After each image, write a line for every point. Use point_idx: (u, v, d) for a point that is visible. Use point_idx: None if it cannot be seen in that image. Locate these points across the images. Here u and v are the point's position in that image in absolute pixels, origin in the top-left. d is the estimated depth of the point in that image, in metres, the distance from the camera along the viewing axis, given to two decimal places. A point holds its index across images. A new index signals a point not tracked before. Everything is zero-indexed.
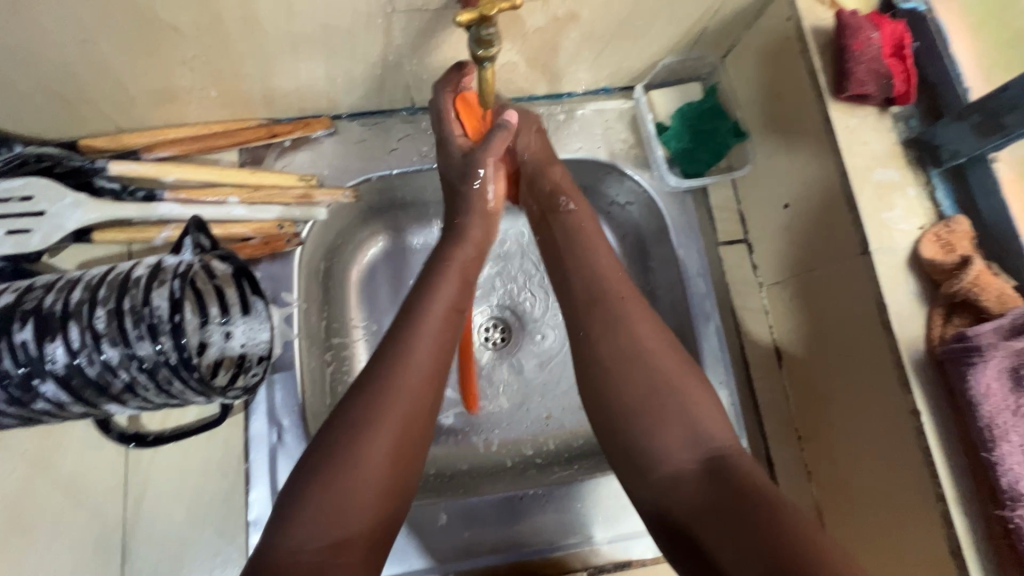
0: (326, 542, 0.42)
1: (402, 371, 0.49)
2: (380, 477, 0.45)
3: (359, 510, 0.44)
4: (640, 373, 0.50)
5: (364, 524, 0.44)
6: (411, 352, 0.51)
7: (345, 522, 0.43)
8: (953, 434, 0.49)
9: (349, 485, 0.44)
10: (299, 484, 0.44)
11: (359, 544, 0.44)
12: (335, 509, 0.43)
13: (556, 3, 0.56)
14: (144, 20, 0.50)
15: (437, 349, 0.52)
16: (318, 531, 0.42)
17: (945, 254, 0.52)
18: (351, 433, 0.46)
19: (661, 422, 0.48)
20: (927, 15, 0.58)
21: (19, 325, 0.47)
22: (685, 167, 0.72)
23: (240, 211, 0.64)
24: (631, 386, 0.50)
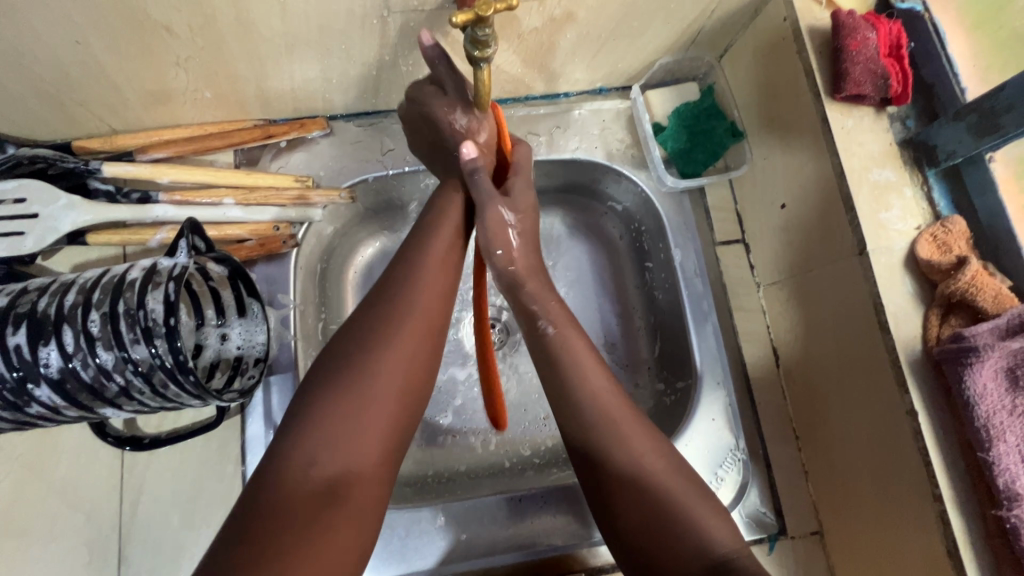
0: (338, 461, 0.43)
1: (409, 294, 0.51)
2: (392, 397, 0.46)
3: (371, 431, 0.45)
4: (643, 498, 0.46)
5: (376, 448, 0.45)
6: (414, 285, 0.52)
7: (358, 442, 0.44)
8: (950, 434, 0.49)
9: (361, 402, 0.45)
10: (305, 406, 0.45)
11: (370, 463, 0.44)
12: (346, 428, 0.44)
13: (552, 3, 0.55)
14: (137, 22, 0.50)
15: (440, 286, 0.53)
16: (326, 448, 0.43)
17: (942, 254, 0.52)
18: (358, 358, 0.47)
19: (667, 543, 0.44)
20: (923, 15, 0.58)
21: (13, 329, 0.47)
22: (683, 167, 0.71)
23: (236, 213, 0.64)
24: (633, 514, 0.46)
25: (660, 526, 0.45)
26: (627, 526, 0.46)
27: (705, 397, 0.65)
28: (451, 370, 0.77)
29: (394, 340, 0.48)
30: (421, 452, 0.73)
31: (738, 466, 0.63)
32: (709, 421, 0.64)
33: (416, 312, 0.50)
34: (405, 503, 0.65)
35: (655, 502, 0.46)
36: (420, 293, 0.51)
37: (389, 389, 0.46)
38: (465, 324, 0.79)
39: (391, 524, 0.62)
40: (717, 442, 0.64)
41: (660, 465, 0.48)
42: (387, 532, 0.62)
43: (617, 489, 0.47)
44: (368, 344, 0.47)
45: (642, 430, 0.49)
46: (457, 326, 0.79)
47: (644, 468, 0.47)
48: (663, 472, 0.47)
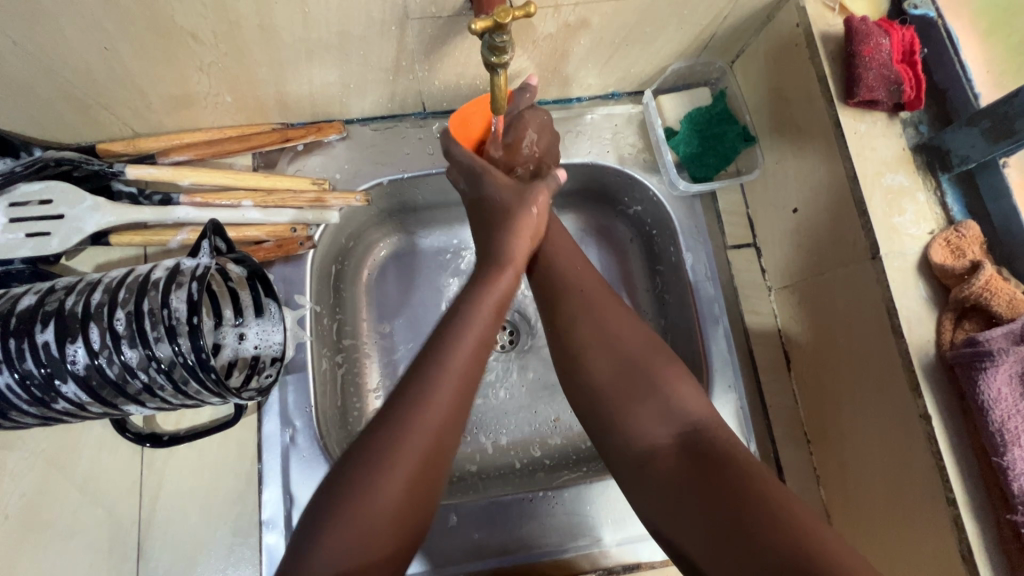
0: (346, 573, 0.42)
1: (426, 403, 0.47)
2: (398, 505, 0.44)
3: (379, 539, 0.44)
4: (612, 353, 0.52)
5: (383, 554, 0.44)
6: (438, 378, 0.48)
7: (367, 550, 0.43)
8: (963, 439, 0.49)
9: (370, 512, 0.43)
10: (319, 518, 0.44)
11: (378, 571, 0.43)
12: (356, 539, 0.43)
13: (567, 10, 0.56)
14: (163, 28, 0.51)
15: (465, 380, 0.50)
16: (334, 567, 0.42)
17: (955, 259, 0.52)
18: (377, 466, 0.44)
19: (640, 402, 0.50)
20: (936, 21, 0.59)
21: (41, 326, 0.48)
22: (695, 172, 0.72)
23: (254, 215, 0.65)
24: (605, 368, 0.52)
25: (632, 383, 0.51)
26: (600, 377, 0.52)
27: (716, 400, 0.66)
28: None
29: (405, 455, 0.45)
30: None
31: None
32: None
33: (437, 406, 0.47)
34: None
35: (622, 362, 0.52)
36: (445, 382, 0.48)
37: (396, 501, 0.44)
38: None
39: None
40: None
41: (625, 330, 0.53)
42: None
43: (586, 346, 0.53)
44: (383, 449, 0.45)
45: (613, 305, 0.55)
46: None
47: (612, 332, 0.53)
48: (626, 333, 0.53)
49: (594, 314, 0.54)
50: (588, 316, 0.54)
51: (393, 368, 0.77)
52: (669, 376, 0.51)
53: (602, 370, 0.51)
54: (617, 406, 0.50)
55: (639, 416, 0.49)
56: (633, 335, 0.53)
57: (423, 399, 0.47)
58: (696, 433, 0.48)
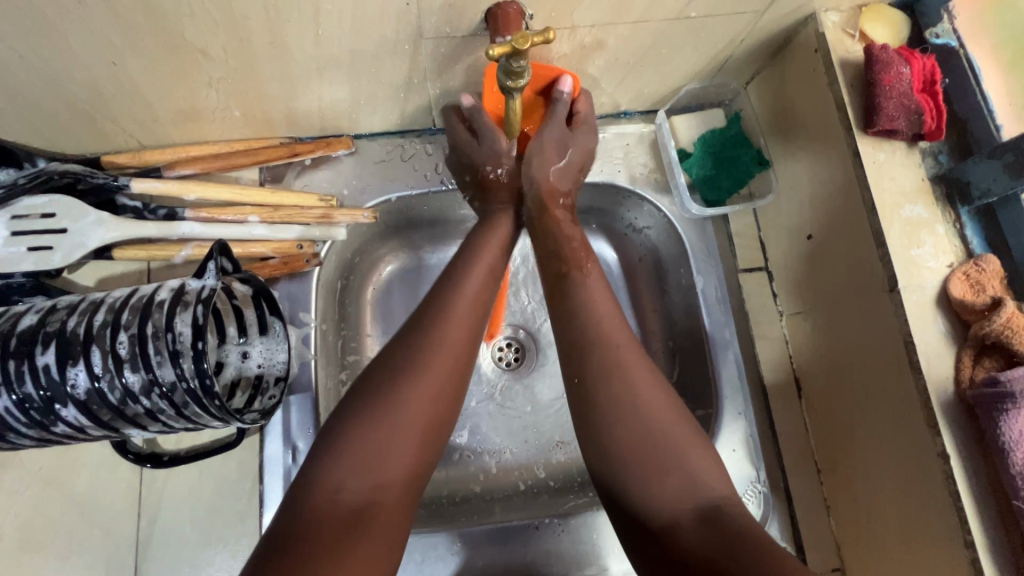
0: (365, 486, 0.45)
1: (439, 333, 0.52)
2: (413, 429, 0.48)
3: (395, 461, 0.47)
4: (633, 418, 0.51)
5: (400, 475, 0.47)
6: (442, 321, 0.53)
7: (383, 469, 0.46)
8: (982, 480, 0.48)
9: (388, 431, 0.47)
10: (340, 428, 0.48)
11: (396, 490, 0.47)
12: (372, 456, 0.46)
13: (583, 31, 0.55)
14: (172, 44, 0.50)
15: (468, 329, 0.54)
16: (353, 475, 0.45)
17: (975, 294, 0.51)
18: (389, 388, 0.49)
19: (657, 467, 0.49)
20: (958, 50, 0.58)
21: (41, 348, 0.47)
22: (707, 194, 0.71)
23: (260, 230, 0.64)
24: (627, 435, 0.50)
25: (651, 453, 0.49)
26: (621, 443, 0.50)
27: (725, 426, 0.65)
28: (468, 389, 0.77)
29: (419, 379, 0.50)
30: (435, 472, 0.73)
31: (758, 498, 0.63)
32: (730, 452, 0.64)
33: (445, 351, 0.52)
34: (420, 527, 0.65)
35: (644, 429, 0.50)
36: (452, 322, 0.53)
37: (412, 422, 0.48)
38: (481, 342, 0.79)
39: (406, 548, 0.62)
40: (737, 472, 0.63)
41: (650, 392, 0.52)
42: (403, 556, 0.62)
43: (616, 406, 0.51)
44: (398, 375, 0.50)
45: (638, 360, 0.54)
46: None
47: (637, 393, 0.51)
48: (652, 395, 0.52)
49: (616, 369, 0.53)
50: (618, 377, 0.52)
51: (391, 321, 0.78)
52: (688, 450, 0.50)
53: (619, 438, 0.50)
54: (638, 472, 0.49)
55: (658, 478, 0.49)
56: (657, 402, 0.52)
57: (431, 336, 0.52)
58: (715, 512, 0.47)
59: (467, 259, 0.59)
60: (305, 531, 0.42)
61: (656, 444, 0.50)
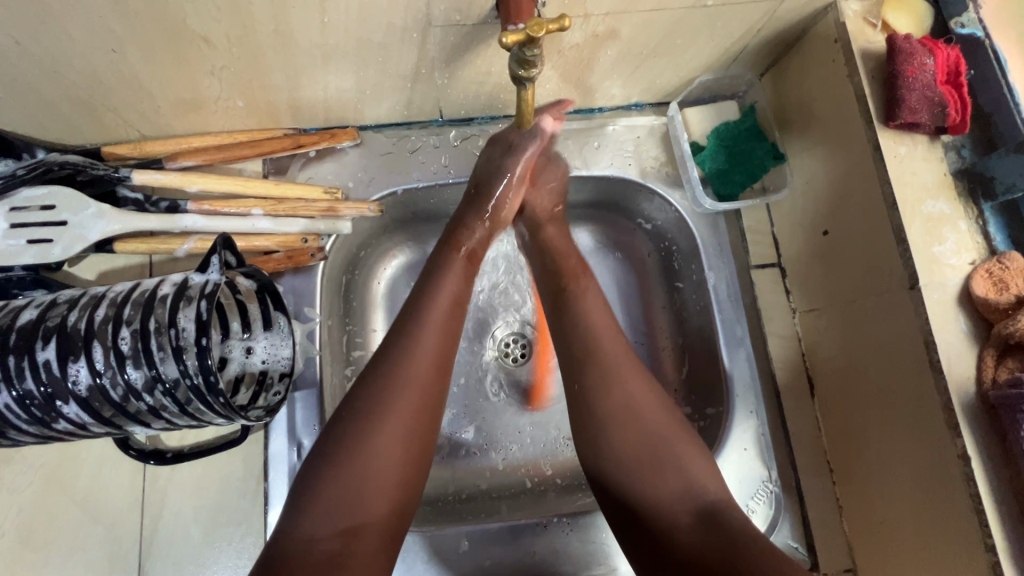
0: (338, 530, 0.44)
1: (406, 364, 0.50)
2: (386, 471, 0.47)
3: (372, 501, 0.46)
4: (625, 415, 0.51)
5: (377, 517, 0.46)
6: (409, 355, 0.51)
7: (360, 514, 0.45)
8: (1004, 484, 0.47)
9: (361, 474, 0.46)
10: (313, 474, 0.46)
11: (374, 532, 0.46)
12: (347, 499, 0.45)
13: (596, 20, 0.54)
14: (174, 30, 0.48)
15: (437, 361, 0.52)
16: (326, 523, 0.44)
17: (998, 292, 0.50)
18: (359, 429, 0.47)
19: (651, 463, 0.50)
20: (984, 40, 0.56)
21: (42, 344, 0.46)
22: (720, 189, 0.69)
23: (265, 224, 0.63)
24: (627, 442, 0.51)
25: (650, 458, 0.50)
26: (616, 446, 0.51)
27: (736, 425, 0.64)
28: (473, 386, 0.76)
29: (389, 419, 0.48)
30: (441, 469, 0.72)
31: (769, 498, 0.62)
32: (740, 452, 0.63)
33: (412, 386, 0.50)
34: (426, 525, 0.64)
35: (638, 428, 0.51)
36: (420, 352, 0.51)
37: (385, 461, 0.47)
38: (487, 338, 0.78)
39: (413, 547, 0.61)
40: (748, 472, 0.62)
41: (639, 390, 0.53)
42: (409, 555, 0.61)
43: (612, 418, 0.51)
44: (366, 414, 0.48)
45: (630, 362, 0.54)
46: (479, 341, 0.77)
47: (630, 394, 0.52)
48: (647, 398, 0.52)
49: (621, 377, 0.53)
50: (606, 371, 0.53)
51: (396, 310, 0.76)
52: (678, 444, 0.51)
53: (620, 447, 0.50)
54: (635, 478, 0.50)
55: (653, 478, 0.49)
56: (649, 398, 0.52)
57: (399, 370, 0.50)
58: (712, 512, 0.47)
59: (433, 283, 0.57)
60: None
61: (654, 449, 0.50)
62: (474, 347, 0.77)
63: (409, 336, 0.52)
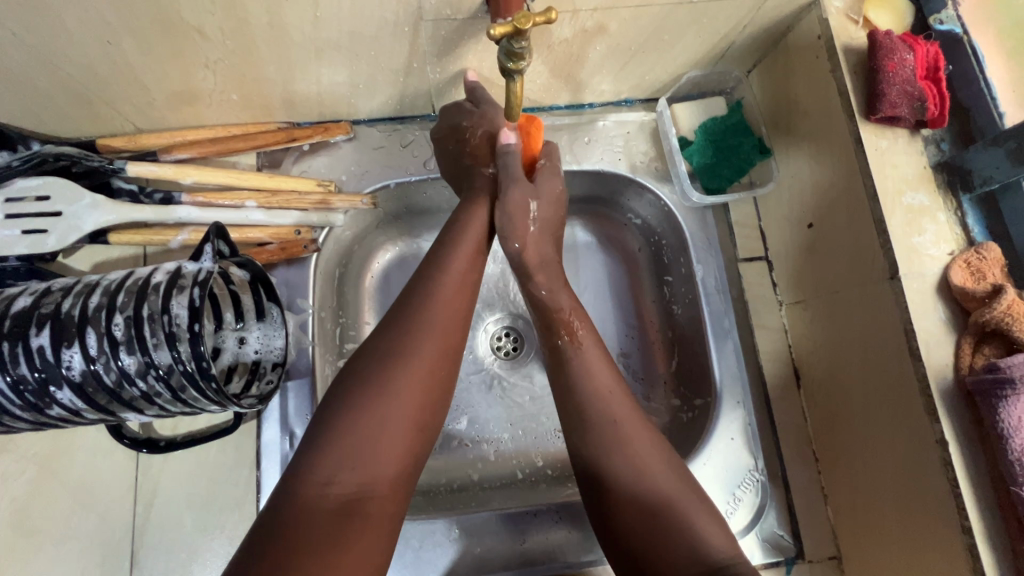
0: (356, 475, 0.45)
1: (425, 315, 0.53)
2: (405, 418, 0.48)
3: (387, 451, 0.47)
4: (636, 486, 0.50)
5: (391, 466, 0.47)
6: (426, 313, 0.53)
7: (374, 462, 0.46)
8: (981, 467, 0.48)
9: (380, 419, 0.47)
10: (327, 419, 0.47)
11: (387, 480, 0.47)
12: (362, 447, 0.46)
13: (585, 15, 0.55)
14: (169, 23, 0.49)
15: (453, 321, 0.54)
16: (344, 468, 0.45)
17: (975, 281, 0.51)
18: (376, 380, 0.49)
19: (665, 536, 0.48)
20: (962, 37, 0.57)
21: (35, 330, 0.46)
22: (708, 183, 0.71)
23: (257, 216, 0.64)
24: (632, 507, 0.50)
25: (653, 525, 0.49)
26: (630, 522, 0.49)
27: (723, 415, 0.65)
28: (465, 378, 0.76)
29: (407, 369, 0.50)
30: (434, 461, 0.73)
31: (756, 486, 0.63)
32: (727, 441, 0.64)
33: (428, 346, 0.52)
34: (417, 514, 0.65)
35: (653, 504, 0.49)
36: (441, 306, 0.54)
37: (404, 409, 0.49)
38: (479, 331, 0.78)
39: (404, 535, 0.62)
40: (735, 460, 0.63)
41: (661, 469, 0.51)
42: (400, 543, 0.62)
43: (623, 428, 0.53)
44: (383, 366, 0.49)
45: (640, 427, 0.54)
46: (472, 334, 0.78)
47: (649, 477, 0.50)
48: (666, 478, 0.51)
49: (618, 426, 0.53)
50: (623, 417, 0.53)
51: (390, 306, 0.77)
52: (689, 510, 0.49)
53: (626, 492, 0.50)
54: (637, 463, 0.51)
55: (664, 550, 0.47)
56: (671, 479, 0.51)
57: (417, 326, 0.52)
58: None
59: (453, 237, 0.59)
60: (297, 522, 0.42)
61: (659, 510, 0.49)
62: (467, 340, 0.78)
63: (429, 293, 0.54)
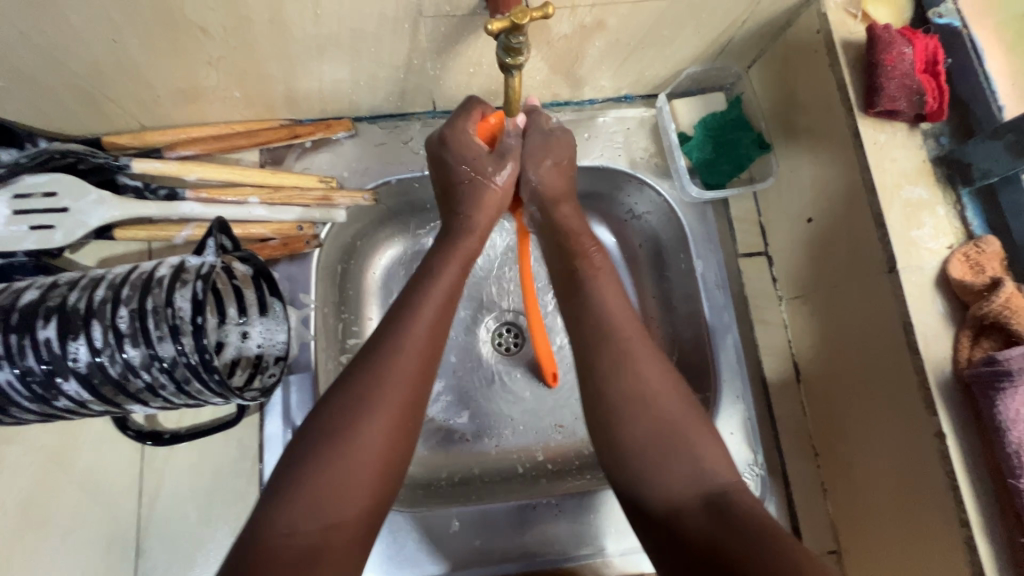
0: (322, 523, 0.43)
1: (398, 353, 0.50)
2: (373, 460, 0.46)
3: (352, 496, 0.45)
4: (647, 416, 0.50)
5: (355, 512, 0.45)
6: (397, 351, 0.50)
7: (339, 507, 0.44)
8: (979, 461, 0.48)
9: (347, 462, 0.45)
10: (294, 461, 0.46)
11: (349, 528, 0.45)
12: (328, 491, 0.44)
13: (583, 11, 0.55)
14: (172, 21, 0.50)
15: (426, 357, 0.52)
16: (308, 514, 0.43)
17: (975, 275, 0.51)
18: (348, 417, 0.47)
19: (664, 457, 0.48)
20: (961, 31, 0.57)
21: (42, 323, 0.47)
22: (707, 178, 0.71)
23: (260, 212, 0.64)
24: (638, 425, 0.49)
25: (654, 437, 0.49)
26: (628, 439, 0.49)
27: (723, 409, 0.65)
28: (466, 373, 0.77)
29: (376, 410, 0.47)
30: (436, 455, 0.73)
31: (755, 481, 0.63)
32: (727, 436, 0.64)
33: (400, 384, 0.49)
34: (417, 506, 0.66)
35: (660, 433, 0.49)
36: (412, 342, 0.51)
37: (372, 451, 0.46)
38: (481, 326, 0.79)
39: (404, 527, 0.63)
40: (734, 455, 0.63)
41: (669, 398, 0.50)
42: (401, 535, 0.62)
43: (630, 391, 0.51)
44: (351, 408, 0.47)
45: (649, 353, 0.53)
46: (473, 330, 0.79)
47: (659, 406, 0.50)
48: (675, 406, 0.50)
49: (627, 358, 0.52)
50: (624, 414, 0.50)
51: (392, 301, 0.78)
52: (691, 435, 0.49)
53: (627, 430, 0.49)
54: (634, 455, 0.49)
55: (665, 476, 0.48)
56: (678, 407, 0.50)
57: (388, 362, 0.50)
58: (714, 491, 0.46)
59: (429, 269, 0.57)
60: (253, 569, 0.40)
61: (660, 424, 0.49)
62: (468, 336, 0.78)
63: (403, 329, 0.52)
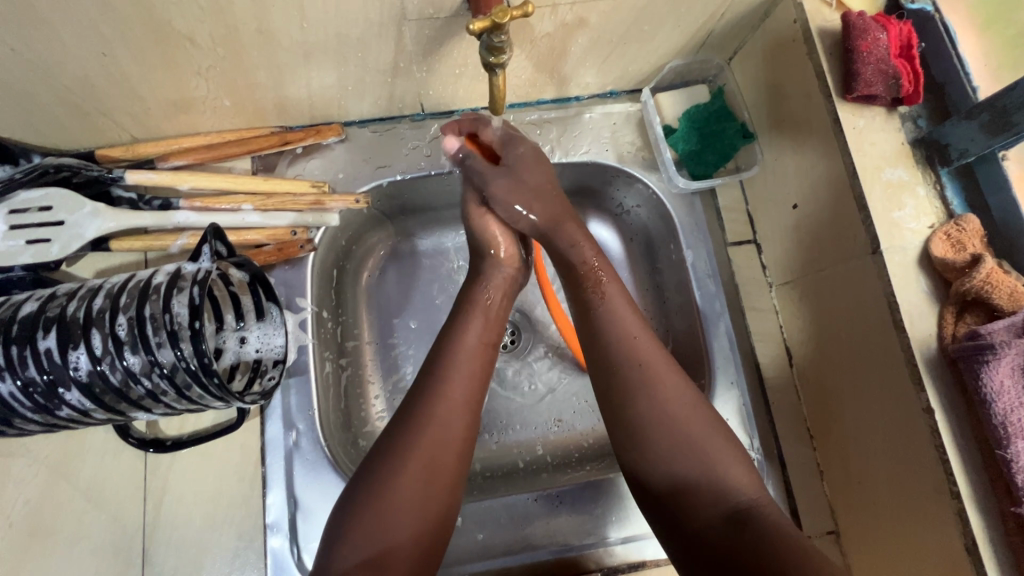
0: (364, 558, 0.45)
1: (449, 385, 0.53)
2: (426, 495, 0.49)
3: (399, 526, 0.47)
4: (670, 430, 0.51)
5: (407, 534, 0.47)
6: (438, 389, 0.53)
7: (387, 536, 0.47)
8: (966, 433, 0.49)
9: (388, 499, 0.47)
10: (351, 497, 0.48)
11: (405, 556, 0.47)
12: (376, 524, 0.46)
13: (564, 9, 0.56)
14: (160, 33, 0.51)
15: (472, 398, 0.54)
16: (356, 548, 0.46)
17: (956, 252, 0.52)
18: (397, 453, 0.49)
19: (683, 469, 0.50)
20: (933, 16, 0.59)
21: (42, 334, 0.48)
22: (693, 169, 0.73)
23: (254, 218, 0.65)
24: (658, 440, 0.51)
25: (683, 454, 0.50)
26: (654, 450, 0.51)
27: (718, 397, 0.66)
28: None
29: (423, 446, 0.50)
30: None
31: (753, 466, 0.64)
32: None
33: (453, 416, 0.52)
34: None
35: (720, 505, 0.48)
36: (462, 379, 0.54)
37: (415, 487, 0.48)
38: None
39: None
40: None
41: (691, 422, 0.51)
42: None
43: (637, 430, 0.52)
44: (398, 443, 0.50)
45: (660, 360, 0.54)
46: None
47: (685, 436, 0.51)
48: (698, 428, 0.51)
49: (646, 384, 0.53)
50: (641, 432, 0.52)
51: (386, 308, 0.79)
52: (715, 449, 0.50)
53: (652, 448, 0.51)
54: (660, 471, 0.51)
55: (685, 487, 0.50)
56: (701, 426, 0.52)
57: (433, 394, 0.52)
58: (741, 515, 0.47)
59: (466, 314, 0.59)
60: None
61: (683, 443, 0.50)
62: None
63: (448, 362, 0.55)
